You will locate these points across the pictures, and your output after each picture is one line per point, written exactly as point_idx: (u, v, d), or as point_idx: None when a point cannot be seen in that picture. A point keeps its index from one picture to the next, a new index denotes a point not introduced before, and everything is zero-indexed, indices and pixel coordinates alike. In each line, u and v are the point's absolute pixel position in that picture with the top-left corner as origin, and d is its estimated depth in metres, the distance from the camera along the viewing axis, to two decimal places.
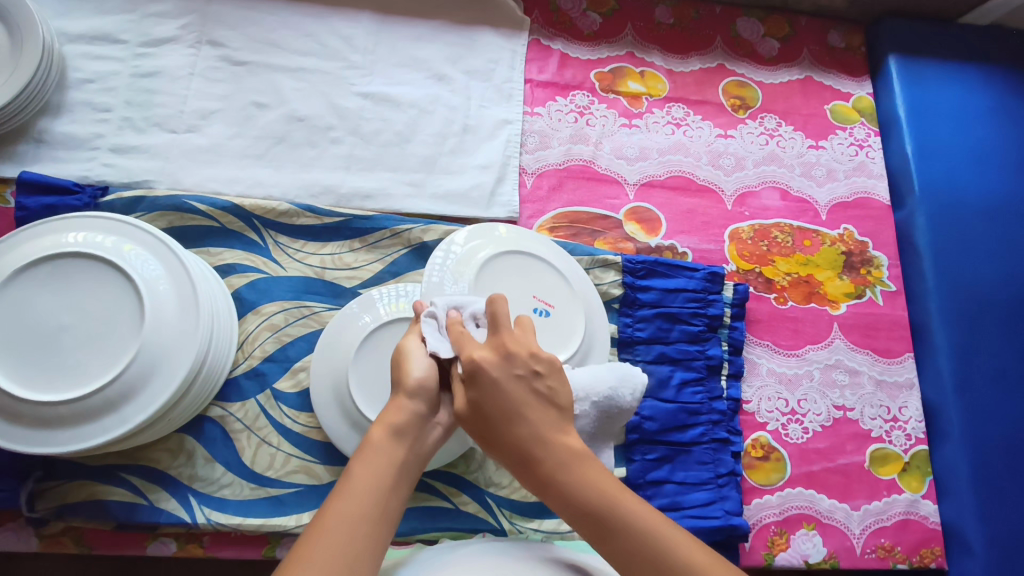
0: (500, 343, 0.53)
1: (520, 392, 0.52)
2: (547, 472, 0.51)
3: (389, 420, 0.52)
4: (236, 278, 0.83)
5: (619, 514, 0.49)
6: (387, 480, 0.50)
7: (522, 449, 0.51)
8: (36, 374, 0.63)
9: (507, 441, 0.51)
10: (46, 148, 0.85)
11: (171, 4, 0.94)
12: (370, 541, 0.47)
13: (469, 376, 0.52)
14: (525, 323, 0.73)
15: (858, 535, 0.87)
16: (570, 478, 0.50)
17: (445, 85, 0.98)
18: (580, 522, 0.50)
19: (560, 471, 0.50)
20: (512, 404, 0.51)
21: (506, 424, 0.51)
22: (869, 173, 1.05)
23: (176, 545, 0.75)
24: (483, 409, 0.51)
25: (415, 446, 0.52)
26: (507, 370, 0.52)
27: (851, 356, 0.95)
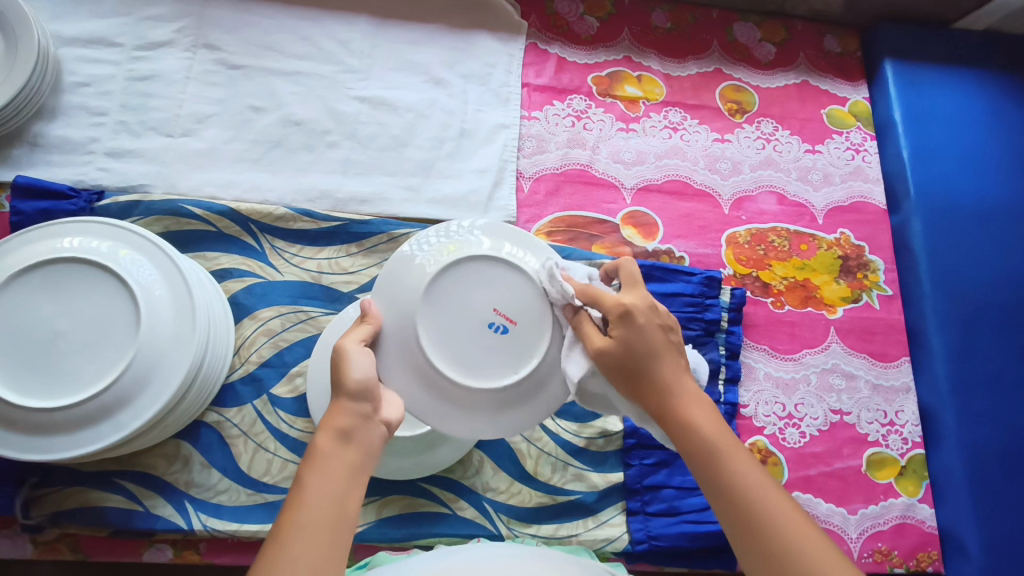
0: (649, 297, 0.56)
1: (657, 338, 0.54)
2: (667, 402, 0.53)
3: (334, 423, 0.50)
4: (233, 282, 0.83)
5: (721, 461, 0.51)
6: (340, 482, 0.48)
7: (653, 386, 0.54)
8: (29, 381, 0.62)
9: (643, 380, 0.53)
10: (41, 152, 0.85)
11: (167, 7, 0.93)
12: (329, 546, 0.45)
13: (618, 318, 0.54)
14: (477, 343, 0.58)
15: (855, 540, 0.87)
16: (691, 419, 0.53)
17: (442, 90, 0.98)
18: (688, 454, 0.53)
19: (681, 406, 0.53)
20: (654, 349, 0.54)
21: (648, 362, 0.53)
22: (865, 177, 1.06)
23: (171, 552, 0.74)
24: (641, 351, 0.53)
25: (361, 447, 0.50)
26: (652, 318, 0.55)
27: (847, 360, 0.95)
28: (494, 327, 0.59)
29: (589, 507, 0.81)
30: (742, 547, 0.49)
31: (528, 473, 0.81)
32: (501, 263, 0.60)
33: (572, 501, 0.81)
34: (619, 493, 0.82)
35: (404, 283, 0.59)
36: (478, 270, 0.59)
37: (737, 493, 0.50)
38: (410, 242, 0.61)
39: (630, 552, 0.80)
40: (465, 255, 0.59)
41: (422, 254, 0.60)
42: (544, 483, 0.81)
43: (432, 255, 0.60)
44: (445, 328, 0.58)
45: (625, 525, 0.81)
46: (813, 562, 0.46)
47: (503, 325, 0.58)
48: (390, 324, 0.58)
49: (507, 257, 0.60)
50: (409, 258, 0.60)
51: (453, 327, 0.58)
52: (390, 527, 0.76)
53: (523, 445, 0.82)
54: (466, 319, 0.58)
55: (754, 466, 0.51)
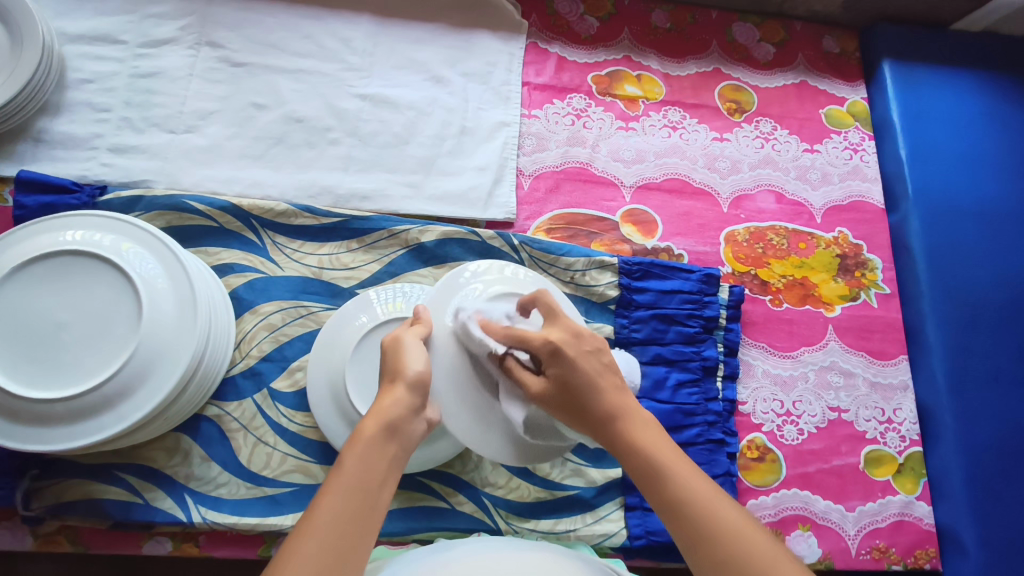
0: (571, 326, 0.56)
1: (591, 366, 0.55)
2: (610, 424, 0.54)
3: (386, 414, 0.51)
4: (234, 277, 0.84)
5: (666, 470, 0.51)
6: (379, 471, 0.48)
7: (597, 411, 0.54)
8: (34, 372, 0.63)
9: (586, 411, 0.54)
10: (45, 147, 0.85)
11: (170, 5, 0.94)
12: (360, 535, 0.45)
13: (549, 356, 0.55)
14: None
15: (853, 537, 0.87)
16: (633, 436, 0.53)
17: (443, 88, 0.99)
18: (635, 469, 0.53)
19: (624, 427, 0.54)
20: (591, 378, 0.54)
21: (588, 395, 0.54)
22: (863, 176, 1.06)
23: (171, 544, 0.75)
24: (580, 384, 0.54)
25: (405, 441, 0.51)
26: (580, 346, 0.55)
27: (845, 358, 0.95)
28: None
29: (588, 503, 0.81)
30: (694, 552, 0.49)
31: (527, 468, 0.81)
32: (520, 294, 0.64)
33: (570, 496, 0.81)
34: (617, 488, 0.83)
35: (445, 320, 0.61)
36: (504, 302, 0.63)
37: (682, 500, 0.50)
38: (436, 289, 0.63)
39: (628, 547, 0.81)
40: (495, 290, 0.63)
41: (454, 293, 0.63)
42: (543, 479, 0.81)
43: (462, 295, 0.63)
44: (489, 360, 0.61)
45: (623, 520, 0.81)
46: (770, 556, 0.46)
47: None
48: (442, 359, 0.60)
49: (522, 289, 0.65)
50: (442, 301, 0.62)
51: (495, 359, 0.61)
52: (389, 521, 0.76)
53: None
54: None
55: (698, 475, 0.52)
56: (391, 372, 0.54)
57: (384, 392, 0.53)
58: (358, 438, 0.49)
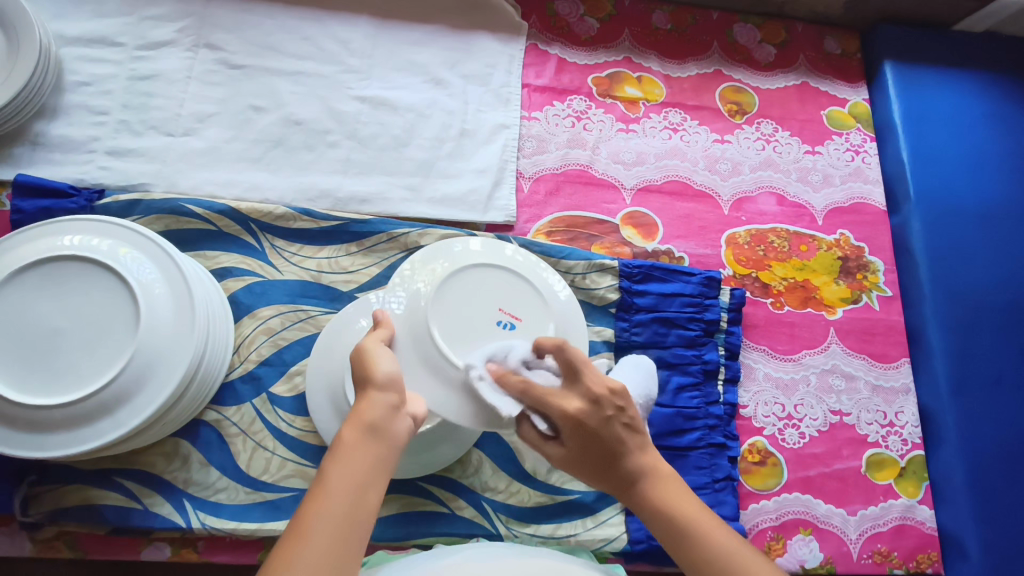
0: (589, 389, 0.54)
1: (615, 432, 0.55)
2: (636, 489, 0.56)
3: (364, 417, 0.50)
4: (233, 281, 0.83)
5: (690, 533, 0.54)
6: (363, 476, 0.48)
7: (625, 476, 0.56)
8: (30, 378, 0.63)
9: (612, 473, 0.56)
10: (42, 151, 0.85)
11: (169, 7, 0.94)
12: (347, 541, 0.45)
13: (569, 428, 0.54)
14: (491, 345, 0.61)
15: (854, 541, 0.87)
16: (658, 499, 0.56)
17: (442, 90, 0.98)
18: (660, 529, 0.56)
19: (650, 489, 0.56)
20: (616, 446, 0.55)
21: (616, 461, 0.56)
22: (865, 178, 1.06)
23: (170, 550, 0.74)
24: (602, 451, 0.55)
25: (389, 441, 0.50)
26: (600, 414, 0.54)
27: (847, 361, 0.95)
28: (502, 323, 0.63)
29: (588, 507, 0.81)
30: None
31: (527, 472, 0.81)
32: (477, 262, 0.66)
33: (571, 500, 0.81)
34: None
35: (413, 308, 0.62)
36: (464, 271, 0.64)
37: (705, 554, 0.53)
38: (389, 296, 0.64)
39: (629, 552, 0.80)
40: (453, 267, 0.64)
41: (423, 269, 0.65)
42: (543, 483, 0.81)
43: (422, 279, 0.64)
44: (461, 337, 0.60)
45: (623, 524, 0.81)
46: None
47: (508, 321, 0.63)
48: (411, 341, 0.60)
49: (480, 257, 0.66)
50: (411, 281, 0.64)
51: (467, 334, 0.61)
52: (389, 526, 0.76)
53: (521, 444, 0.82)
54: (473, 322, 0.62)
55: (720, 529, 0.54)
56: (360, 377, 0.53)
57: (362, 397, 0.51)
58: (342, 444, 0.49)
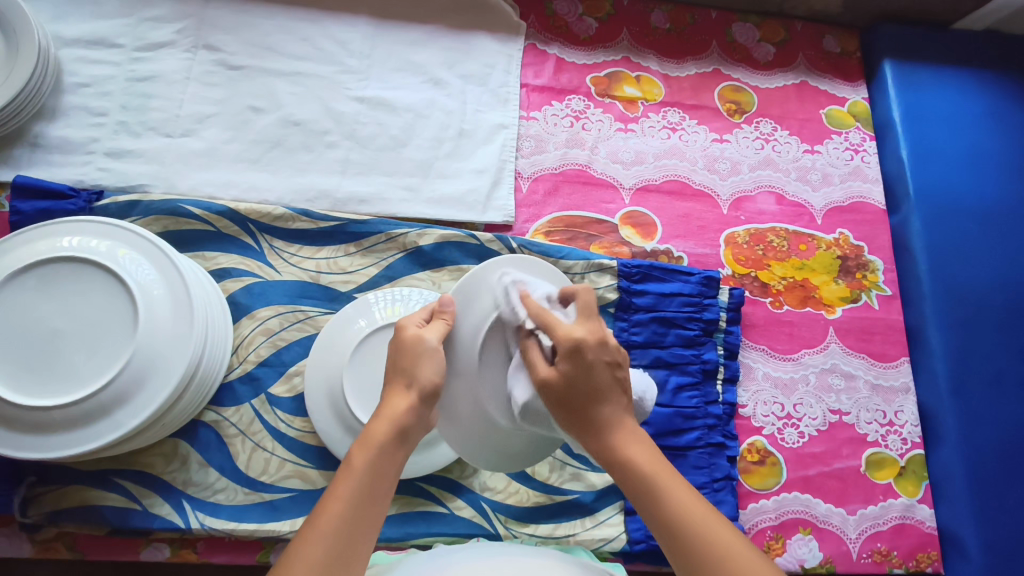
0: (600, 329, 0.55)
1: (602, 377, 0.54)
2: (608, 440, 0.54)
3: (395, 418, 0.51)
4: (232, 282, 0.83)
5: (660, 490, 0.51)
6: (386, 478, 0.50)
7: (597, 423, 0.54)
8: (30, 379, 0.63)
9: (584, 416, 0.54)
10: (41, 152, 0.85)
11: (167, 8, 0.94)
12: (361, 543, 0.47)
13: (566, 352, 0.53)
14: None
15: (854, 540, 0.87)
16: (631, 454, 0.53)
17: (441, 90, 0.98)
18: (628, 484, 0.53)
19: (622, 442, 0.54)
20: (599, 387, 0.54)
21: (592, 403, 0.53)
22: (865, 177, 1.06)
23: (169, 550, 0.74)
24: (584, 391, 0.53)
25: (409, 446, 0.52)
26: (602, 353, 0.54)
27: (846, 360, 0.95)
28: None
29: (587, 507, 0.81)
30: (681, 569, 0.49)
31: (526, 472, 0.81)
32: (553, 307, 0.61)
33: (570, 500, 0.81)
34: (617, 492, 0.82)
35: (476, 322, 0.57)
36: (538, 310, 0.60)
37: (673, 516, 0.50)
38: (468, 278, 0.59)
39: (628, 551, 0.80)
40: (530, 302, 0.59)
41: (479, 300, 0.58)
42: (542, 483, 0.81)
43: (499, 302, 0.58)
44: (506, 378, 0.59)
45: (622, 524, 0.81)
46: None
47: None
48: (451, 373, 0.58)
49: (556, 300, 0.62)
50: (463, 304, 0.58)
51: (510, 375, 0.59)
52: (388, 526, 0.76)
53: None
54: None
55: (691, 494, 0.52)
56: (406, 373, 0.53)
57: (394, 394, 0.52)
58: (369, 439, 0.50)
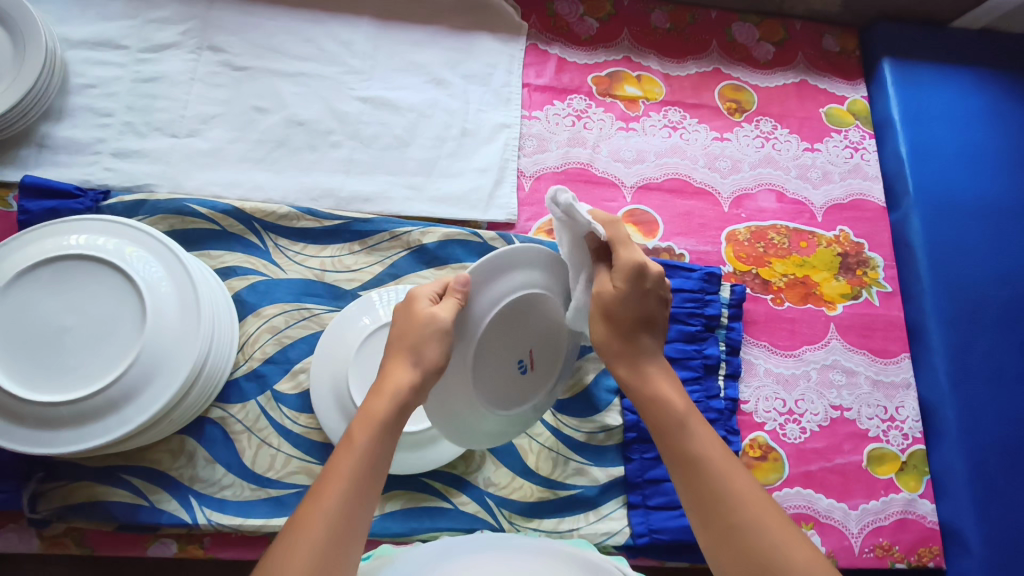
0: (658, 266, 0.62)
1: (653, 306, 0.62)
2: (643, 376, 0.62)
3: (394, 397, 0.53)
4: (237, 280, 0.84)
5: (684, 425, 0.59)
6: (382, 457, 0.51)
7: (637, 352, 0.62)
8: (39, 376, 0.63)
9: (631, 342, 0.62)
10: (48, 152, 0.86)
11: (172, 10, 0.95)
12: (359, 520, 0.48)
13: (635, 275, 0.60)
14: (502, 381, 0.63)
15: (856, 535, 0.87)
16: (662, 389, 0.61)
17: (443, 90, 0.99)
18: (653, 415, 0.60)
19: (654, 379, 0.62)
20: (647, 317, 0.62)
21: (641, 332, 0.62)
22: (864, 175, 1.06)
23: (176, 546, 0.75)
24: (637, 317, 0.61)
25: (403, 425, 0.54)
26: (659, 287, 0.62)
27: (847, 356, 0.95)
28: (519, 365, 0.64)
29: (590, 502, 0.81)
30: (689, 503, 0.56)
31: (529, 468, 0.82)
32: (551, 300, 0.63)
33: (573, 495, 0.81)
34: (620, 487, 0.83)
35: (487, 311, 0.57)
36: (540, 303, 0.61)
37: (689, 450, 0.57)
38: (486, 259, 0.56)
39: (631, 546, 0.81)
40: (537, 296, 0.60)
41: (498, 278, 0.57)
42: (545, 478, 0.81)
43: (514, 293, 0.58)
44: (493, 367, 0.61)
45: (625, 519, 0.82)
46: (755, 525, 0.52)
47: (525, 365, 0.65)
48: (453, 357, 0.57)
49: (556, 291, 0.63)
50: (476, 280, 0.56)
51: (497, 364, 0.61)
52: (393, 522, 0.76)
53: (524, 441, 0.83)
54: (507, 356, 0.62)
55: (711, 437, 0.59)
56: (414, 350, 0.54)
57: (394, 369, 0.54)
58: (367, 418, 0.52)
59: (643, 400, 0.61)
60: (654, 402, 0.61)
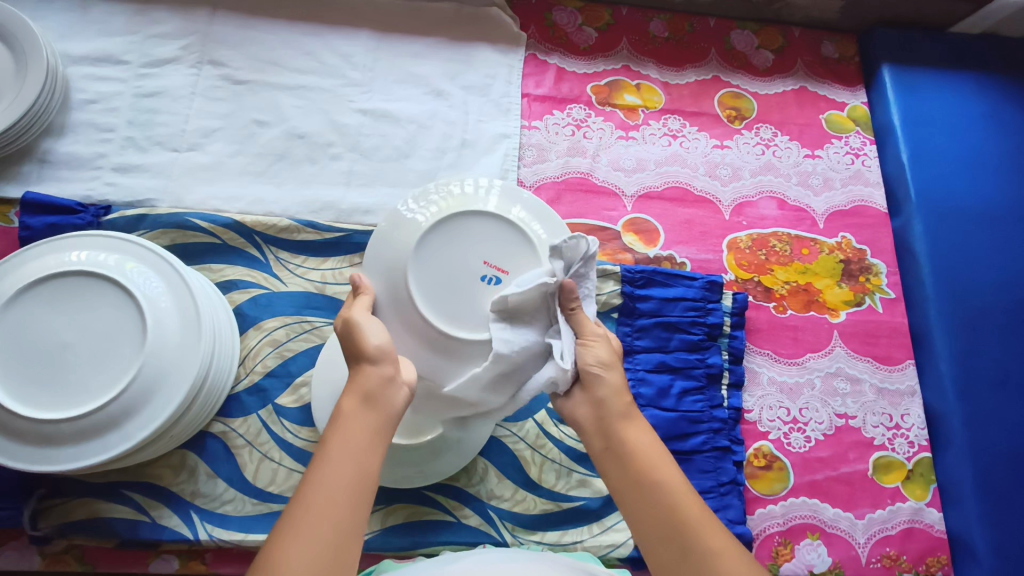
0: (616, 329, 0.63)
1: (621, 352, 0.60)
2: (616, 417, 0.55)
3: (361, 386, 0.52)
4: (238, 293, 0.84)
5: (647, 468, 0.53)
6: (361, 441, 0.50)
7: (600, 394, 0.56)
8: (40, 394, 0.63)
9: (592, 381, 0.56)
10: (50, 168, 0.86)
11: (173, 26, 0.96)
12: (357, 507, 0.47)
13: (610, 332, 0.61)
14: (468, 299, 0.56)
15: (863, 544, 0.86)
16: (627, 430, 0.55)
17: (443, 101, 1.00)
18: (616, 456, 0.54)
19: (620, 418, 0.55)
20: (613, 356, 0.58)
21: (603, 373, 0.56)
22: (866, 181, 1.06)
23: (178, 562, 0.74)
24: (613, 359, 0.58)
25: (384, 409, 0.52)
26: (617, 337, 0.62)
27: (852, 364, 0.95)
28: (486, 279, 0.57)
29: (594, 513, 0.81)
30: (654, 551, 0.51)
31: (532, 480, 0.81)
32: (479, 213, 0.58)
33: (576, 507, 0.81)
34: None
35: (393, 231, 0.59)
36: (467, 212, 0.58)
37: (653, 494, 0.52)
38: (400, 205, 0.60)
39: (636, 557, 0.80)
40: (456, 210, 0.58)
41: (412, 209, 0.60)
42: (549, 491, 0.81)
43: (426, 212, 0.59)
44: (436, 285, 0.57)
45: (629, 530, 0.81)
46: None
47: (494, 276, 0.57)
48: (410, 216, 0.59)
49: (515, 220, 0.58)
50: (590, 266, 0.55)
51: (441, 274, 0.57)
52: (396, 536, 0.76)
53: (527, 452, 0.82)
54: (456, 270, 0.57)
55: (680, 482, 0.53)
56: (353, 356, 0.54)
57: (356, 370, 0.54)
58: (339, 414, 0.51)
59: (608, 440, 0.55)
60: (612, 443, 0.55)
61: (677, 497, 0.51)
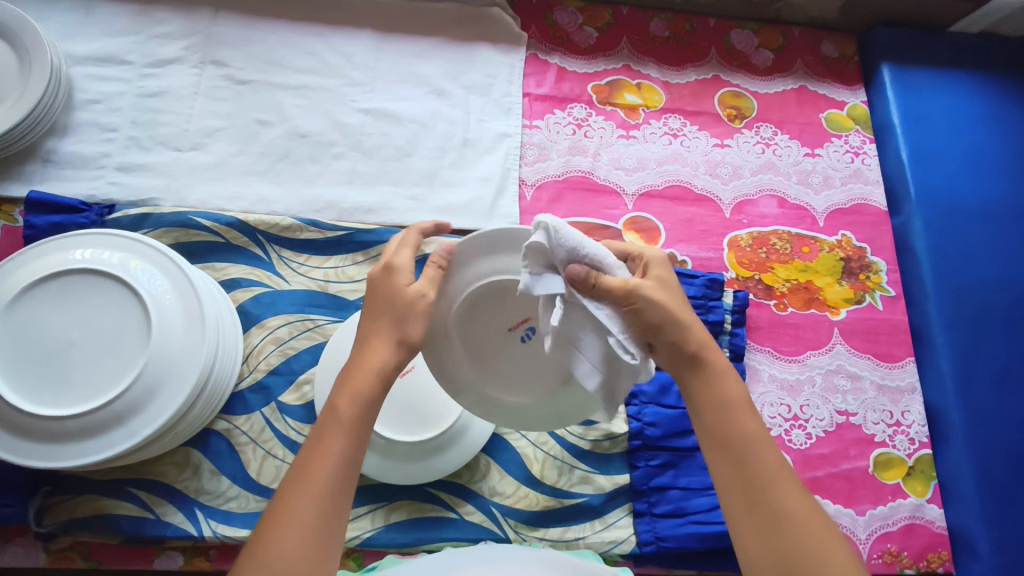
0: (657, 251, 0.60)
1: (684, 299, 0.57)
2: (704, 370, 0.56)
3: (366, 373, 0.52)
4: (241, 292, 0.84)
5: (734, 422, 0.54)
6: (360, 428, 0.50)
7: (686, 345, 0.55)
8: (45, 391, 0.64)
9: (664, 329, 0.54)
10: (53, 167, 0.87)
11: (175, 26, 0.96)
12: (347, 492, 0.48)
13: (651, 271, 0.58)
14: (517, 361, 0.64)
15: (864, 541, 0.86)
16: (719, 384, 0.55)
17: (445, 101, 1.00)
18: (704, 405, 0.55)
19: (714, 371, 0.56)
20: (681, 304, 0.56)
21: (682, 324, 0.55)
22: (865, 179, 1.07)
23: (182, 559, 0.75)
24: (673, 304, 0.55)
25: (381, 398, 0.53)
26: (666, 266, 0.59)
27: (853, 362, 0.95)
28: (524, 335, 0.63)
29: (596, 510, 0.81)
30: (732, 499, 0.52)
31: (534, 477, 0.81)
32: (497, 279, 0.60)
33: (578, 504, 0.81)
34: (626, 494, 0.83)
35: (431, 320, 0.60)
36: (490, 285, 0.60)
37: (739, 447, 0.53)
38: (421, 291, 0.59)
39: (638, 554, 0.80)
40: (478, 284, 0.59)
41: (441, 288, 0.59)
42: (551, 487, 0.81)
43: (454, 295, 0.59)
44: (486, 358, 0.63)
45: (631, 527, 0.81)
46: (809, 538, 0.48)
47: (528, 331, 0.63)
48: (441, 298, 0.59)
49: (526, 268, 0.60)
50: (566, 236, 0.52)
51: (486, 348, 0.63)
52: (398, 532, 0.76)
53: (529, 449, 0.83)
54: (498, 339, 0.63)
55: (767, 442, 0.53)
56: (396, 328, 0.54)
57: (368, 349, 0.53)
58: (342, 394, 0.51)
59: (697, 391, 0.56)
60: (702, 392, 0.55)
61: (764, 453, 0.52)
